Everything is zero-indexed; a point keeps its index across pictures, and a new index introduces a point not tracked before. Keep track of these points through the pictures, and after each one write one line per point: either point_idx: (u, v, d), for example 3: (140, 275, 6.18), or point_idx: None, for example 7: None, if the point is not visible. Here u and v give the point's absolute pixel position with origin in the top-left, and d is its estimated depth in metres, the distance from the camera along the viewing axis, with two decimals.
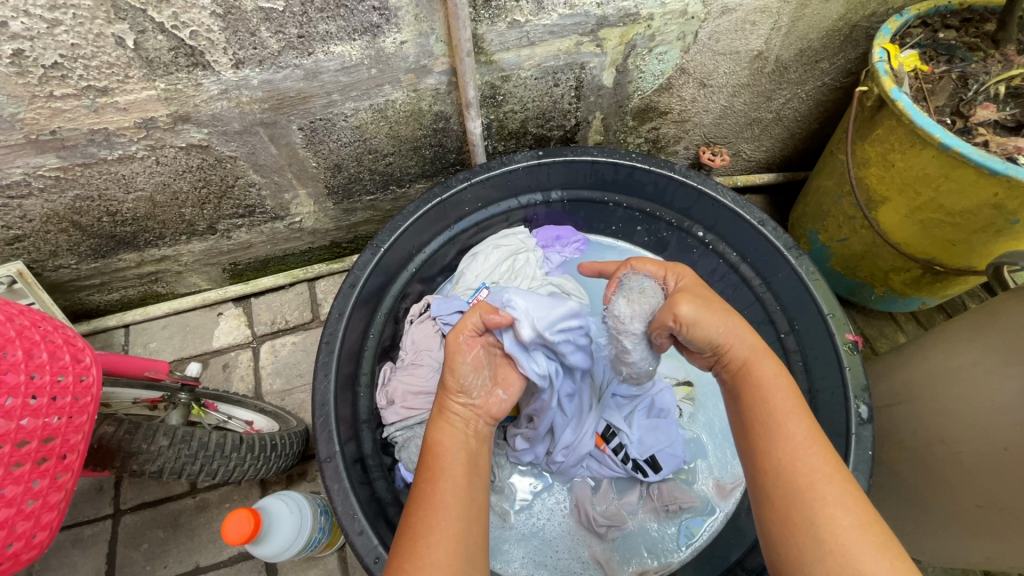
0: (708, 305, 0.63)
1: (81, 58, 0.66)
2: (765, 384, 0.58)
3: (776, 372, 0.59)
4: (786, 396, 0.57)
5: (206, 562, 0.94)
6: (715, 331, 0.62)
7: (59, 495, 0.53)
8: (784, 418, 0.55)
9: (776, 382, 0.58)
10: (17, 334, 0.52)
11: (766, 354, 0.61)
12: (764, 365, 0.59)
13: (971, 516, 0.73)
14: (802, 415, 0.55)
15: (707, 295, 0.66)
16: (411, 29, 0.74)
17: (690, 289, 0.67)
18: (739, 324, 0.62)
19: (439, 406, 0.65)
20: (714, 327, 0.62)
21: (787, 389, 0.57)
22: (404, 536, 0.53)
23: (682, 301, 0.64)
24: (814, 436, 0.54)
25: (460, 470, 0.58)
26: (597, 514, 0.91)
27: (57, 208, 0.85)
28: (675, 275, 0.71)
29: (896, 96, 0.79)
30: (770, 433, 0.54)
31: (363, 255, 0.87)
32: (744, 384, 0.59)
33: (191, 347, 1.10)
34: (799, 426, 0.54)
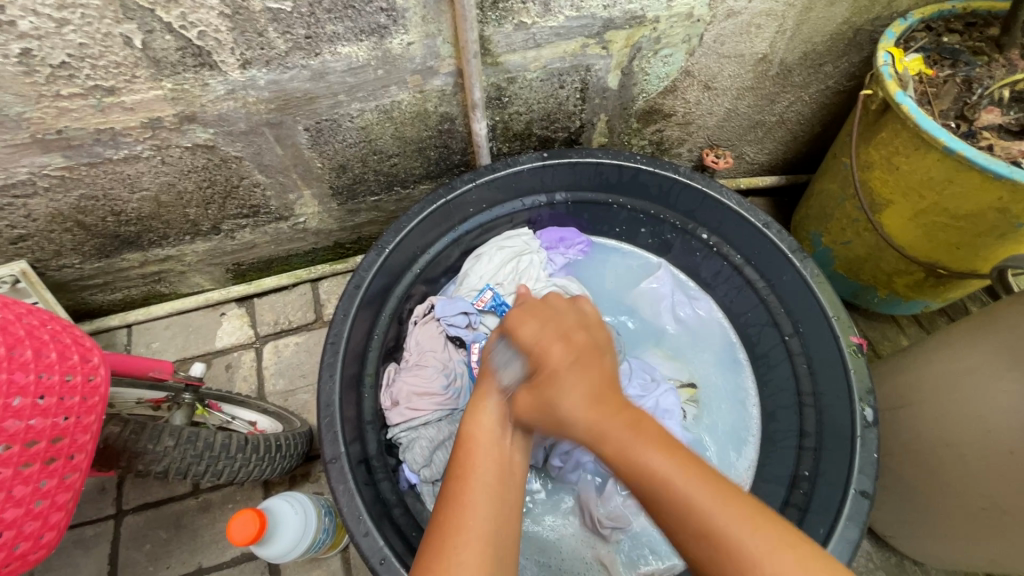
0: (574, 388, 0.58)
1: (90, 58, 0.66)
2: (651, 473, 0.51)
3: (662, 455, 0.52)
4: (683, 474, 0.50)
5: (209, 562, 0.94)
6: (581, 419, 0.56)
7: (68, 495, 0.53)
8: (695, 496, 0.49)
9: (644, 452, 0.52)
10: (27, 333, 0.52)
11: (638, 431, 0.54)
12: (645, 453, 0.52)
13: (977, 521, 0.74)
14: (700, 481, 0.50)
15: (576, 371, 0.59)
16: (417, 31, 0.74)
17: (556, 367, 0.59)
18: (596, 407, 0.56)
19: (480, 393, 0.66)
20: (573, 409, 0.57)
21: (674, 468, 0.51)
22: (432, 536, 0.53)
23: (553, 393, 0.58)
24: (723, 498, 0.49)
25: (495, 472, 0.59)
26: (601, 515, 0.91)
27: (62, 207, 0.85)
28: (557, 339, 0.61)
29: (901, 100, 0.79)
30: (682, 507, 0.49)
31: (367, 256, 0.87)
32: (624, 471, 0.53)
33: (193, 347, 1.09)
34: (707, 496, 0.49)
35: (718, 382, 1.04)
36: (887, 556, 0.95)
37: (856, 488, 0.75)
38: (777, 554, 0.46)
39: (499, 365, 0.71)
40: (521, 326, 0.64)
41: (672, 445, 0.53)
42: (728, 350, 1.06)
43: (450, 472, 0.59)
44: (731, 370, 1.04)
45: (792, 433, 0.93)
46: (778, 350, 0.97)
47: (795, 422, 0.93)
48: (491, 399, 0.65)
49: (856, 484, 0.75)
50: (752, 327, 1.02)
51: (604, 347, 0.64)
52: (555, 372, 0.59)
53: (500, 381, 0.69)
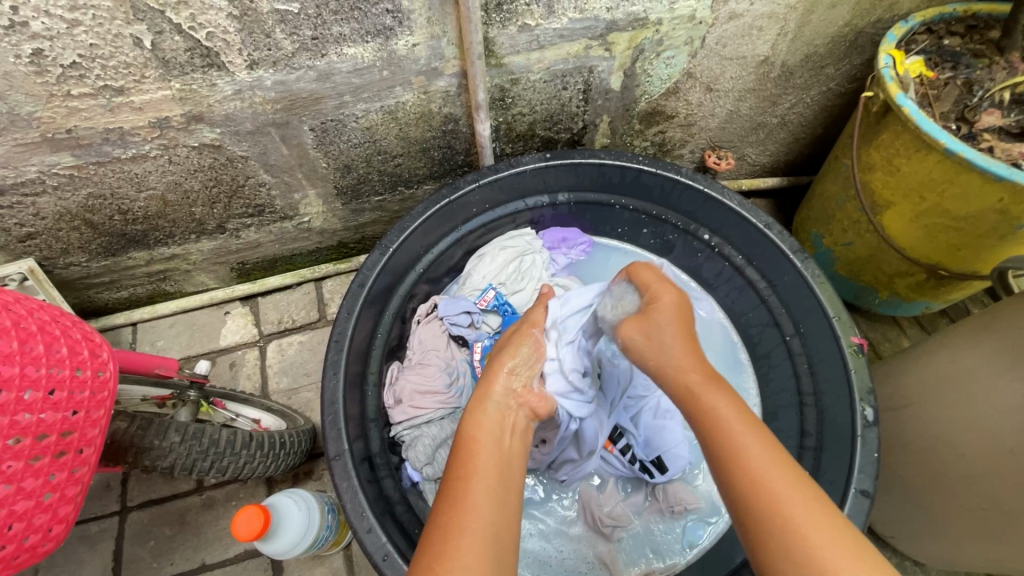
0: (661, 333, 0.70)
1: (99, 58, 0.67)
2: (727, 420, 0.58)
3: (733, 407, 0.60)
4: (745, 427, 0.57)
5: (212, 559, 0.95)
6: (678, 353, 0.68)
7: (76, 489, 0.54)
8: (751, 446, 0.55)
9: (722, 404, 0.60)
10: (39, 328, 0.53)
11: (715, 384, 0.63)
12: (721, 400, 0.61)
13: (978, 520, 0.75)
14: (760, 440, 0.56)
15: (674, 324, 0.71)
16: (423, 32, 0.75)
17: (664, 310, 0.72)
18: (690, 351, 0.68)
19: (478, 404, 0.69)
20: (669, 343, 0.69)
21: (744, 422, 0.58)
22: (432, 533, 0.54)
23: (656, 324, 0.72)
24: (787, 471, 0.53)
25: (493, 473, 0.60)
26: (603, 515, 0.92)
27: (70, 206, 0.86)
28: (668, 287, 0.76)
29: (901, 102, 0.80)
30: (732, 449, 0.56)
31: (371, 255, 0.88)
32: (699, 412, 0.61)
33: (198, 346, 1.10)
34: (763, 454, 0.55)
35: None
36: (888, 556, 0.96)
37: (857, 488, 0.75)
38: (818, 517, 0.50)
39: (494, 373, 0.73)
40: (640, 268, 0.80)
41: (745, 407, 0.60)
42: (729, 350, 1.06)
43: (450, 474, 0.61)
44: (732, 370, 1.05)
45: (793, 433, 0.93)
46: (779, 350, 0.98)
47: (796, 422, 0.94)
48: (488, 408, 0.68)
49: (856, 483, 0.76)
50: (753, 327, 1.03)
51: (693, 307, 0.75)
52: (666, 304, 0.73)
53: (494, 389, 0.71)
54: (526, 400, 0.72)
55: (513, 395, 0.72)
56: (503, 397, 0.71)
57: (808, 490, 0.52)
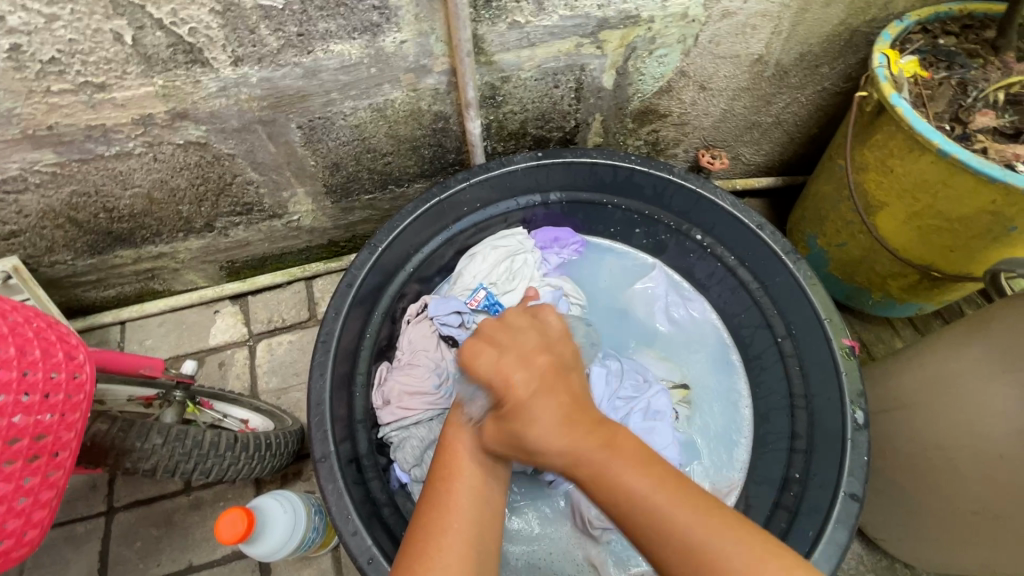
0: (547, 413, 0.55)
1: (80, 54, 0.66)
2: (635, 496, 0.50)
3: (644, 477, 0.51)
4: (661, 494, 0.50)
5: (199, 561, 0.94)
6: (556, 444, 0.54)
7: (51, 493, 0.53)
8: (676, 515, 0.49)
9: (628, 476, 0.51)
10: (11, 331, 0.52)
11: (614, 449, 0.54)
12: (627, 476, 0.51)
13: (967, 525, 0.75)
14: (685, 505, 0.50)
15: (543, 398, 0.56)
16: (411, 29, 0.74)
17: (519, 395, 0.56)
18: (569, 428, 0.54)
19: (459, 404, 0.68)
20: (544, 428, 0.54)
21: (657, 487, 0.51)
22: (415, 539, 0.54)
23: (521, 424, 0.55)
24: (698, 505, 0.50)
25: (477, 471, 0.60)
26: (593, 516, 0.90)
27: (54, 204, 0.85)
28: (534, 357, 0.59)
29: (895, 102, 0.79)
30: (663, 530, 0.49)
31: (360, 254, 0.87)
32: (608, 500, 0.52)
33: (186, 345, 1.09)
34: (688, 516, 0.49)
35: (712, 384, 1.03)
36: (879, 559, 0.95)
37: (846, 491, 0.74)
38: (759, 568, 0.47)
39: None
40: (478, 357, 0.59)
41: (652, 463, 0.53)
42: (721, 351, 1.06)
43: (433, 475, 0.61)
44: (724, 371, 1.04)
45: (784, 435, 0.93)
46: (771, 351, 0.97)
47: (787, 423, 0.93)
48: (469, 408, 0.67)
49: (846, 486, 0.75)
50: (745, 328, 1.02)
51: (570, 358, 0.62)
52: (520, 403, 0.55)
53: None
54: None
55: None
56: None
57: (743, 537, 0.49)
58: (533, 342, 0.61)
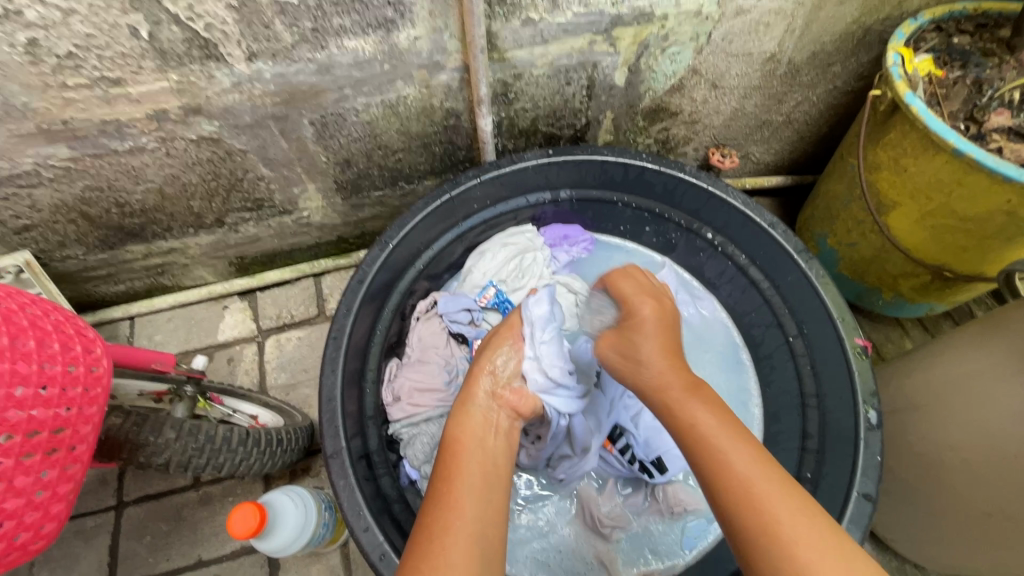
0: (648, 342, 0.71)
1: (95, 48, 0.66)
2: (705, 432, 0.59)
3: (713, 417, 0.60)
4: (728, 436, 0.58)
5: (209, 555, 0.94)
6: (658, 366, 0.69)
7: (68, 486, 0.53)
8: (736, 457, 0.56)
9: (705, 420, 0.60)
10: (30, 323, 0.52)
11: (694, 395, 0.64)
12: (698, 410, 0.62)
13: (978, 525, 0.75)
14: (742, 453, 0.56)
15: (657, 333, 0.73)
16: (425, 25, 0.74)
17: (642, 321, 0.74)
18: (672, 359, 0.69)
19: (462, 406, 0.70)
20: (650, 358, 0.70)
21: (723, 427, 0.59)
22: (419, 534, 0.55)
23: (636, 338, 0.73)
24: (755, 458, 0.56)
25: (476, 474, 0.61)
26: (602, 515, 0.91)
27: (67, 198, 0.85)
28: (647, 297, 0.78)
29: (910, 101, 0.78)
30: (720, 470, 0.55)
31: (371, 251, 0.87)
32: (681, 422, 0.62)
33: (196, 340, 1.09)
34: (742, 457, 0.56)
35: (722, 383, 1.03)
36: (888, 558, 0.95)
37: (859, 491, 0.74)
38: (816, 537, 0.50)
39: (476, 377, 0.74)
40: (619, 280, 0.81)
41: (725, 413, 0.62)
42: (731, 350, 1.06)
43: (435, 476, 0.62)
44: (734, 370, 1.04)
45: (795, 435, 0.93)
46: (781, 351, 0.97)
47: (798, 423, 0.93)
48: (472, 410, 0.69)
49: (859, 486, 0.75)
50: (755, 327, 1.02)
51: (673, 313, 0.78)
52: (638, 322, 0.74)
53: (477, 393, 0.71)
54: (505, 401, 0.72)
55: (496, 398, 0.72)
56: (483, 400, 0.71)
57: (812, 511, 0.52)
58: (650, 303, 0.76)
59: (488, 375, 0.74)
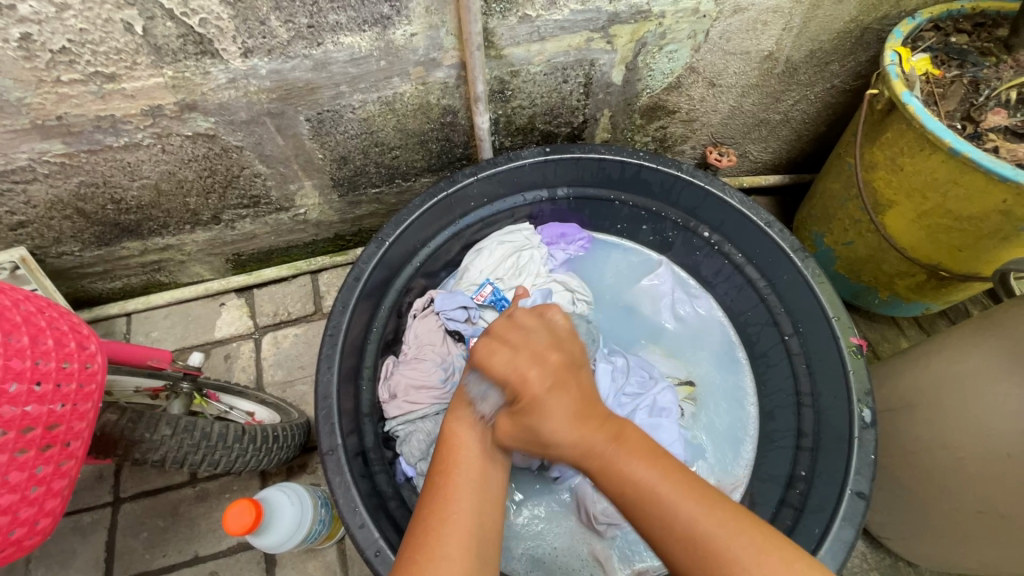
0: (559, 402, 0.59)
1: (90, 43, 0.66)
2: (642, 487, 0.54)
3: (649, 467, 0.55)
4: (667, 486, 0.54)
5: (205, 551, 0.94)
6: (570, 438, 0.58)
7: (63, 482, 0.53)
8: (678, 505, 0.52)
9: (640, 471, 0.55)
10: (24, 320, 0.52)
11: (623, 445, 0.57)
12: (634, 467, 0.55)
13: (971, 523, 0.75)
14: (685, 495, 0.53)
15: (553, 398, 0.59)
16: (421, 22, 0.73)
17: (535, 394, 0.59)
18: (583, 427, 0.58)
19: (466, 394, 0.69)
20: (558, 434, 0.59)
21: (665, 482, 0.54)
22: (417, 526, 0.55)
23: (535, 418, 0.59)
24: (703, 501, 0.53)
25: (475, 466, 0.61)
26: (598, 512, 0.90)
27: (62, 194, 0.85)
28: (533, 365, 0.61)
29: (907, 100, 0.78)
30: (665, 519, 0.52)
31: (367, 248, 0.86)
32: (613, 489, 0.56)
33: (192, 337, 1.09)
34: (688, 505, 0.52)
35: (717, 381, 1.03)
36: (882, 557, 0.95)
37: (853, 490, 0.74)
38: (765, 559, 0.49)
39: None
40: (492, 358, 0.63)
41: (656, 455, 0.57)
42: (727, 348, 1.06)
43: (433, 466, 0.62)
44: (730, 369, 1.04)
45: (790, 433, 0.93)
46: (777, 349, 0.97)
47: (793, 421, 0.93)
48: (474, 399, 0.68)
49: (853, 484, 0.75)
50: (751, 326, 1.02)
51: (578, 355, 0.66)
52: (536, 400, 0.59)
53: (478, 382, 0.71)
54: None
55: None
56: None
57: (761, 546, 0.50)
58: (542, 365, 0.61)
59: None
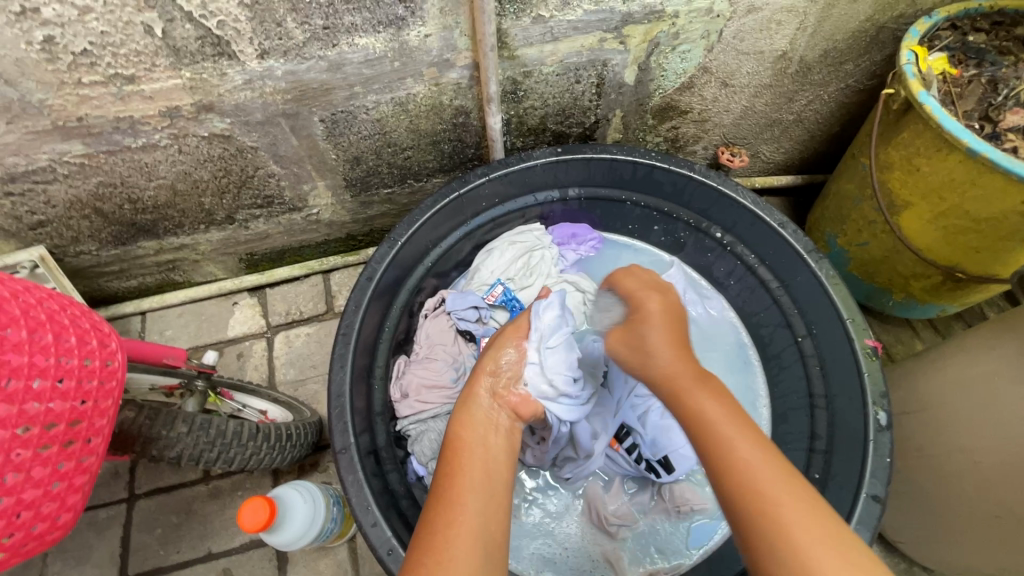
0: (662, 330, 0.70)
1: (110, 46, 0.67)
2: (712, 418, 0.59)
3: (724, 409, 0.59)
4: (734, 425, 0.58)
5: (218, 548, 0.95)
6: (665, 358, 0.67)
7: (84, 478, 0.54)
8: (744, 446, 0.56)
9: (711, 406, 0.60)
10: (48, 317, 0.52)
11: (705, 382, 0.63)
12: (706, 400, 0.61)
13: (988, 528, 0.74)
14: (750, 439, 0.56)
15: (662, 326, 0.71)
16: (435, 23, 0.74)
17: (648, 316, 0.72)
18: (677, 350, 0.67)
19: (465, 405, 0.70)
20: (657, 351, 0.68)
21: (732, 419, 0.59)
22: (424, 534, 0.56)
23: (643, 328, 0.71)
24: (769, 456, 0.56)
25: (478, 469, 0.61)
26: (609, 513, 0.91)
27: (81, 194, 0.86)
28: (654, 292, 0.76)
29: (924, 100, 0.78)
30: (727, 456, 0.55)
31: (380, 248, 0.87)
32: (685, 410, 0.61)
33: (206, 336, 1.10)
34: (754, 449, 0.55)
35: (729, 383, 1.03)
36: (896, 561, 0.94)
37: (868, 493, 0.74)
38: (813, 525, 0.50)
39: (478, 374, 0.73)
40: (624, 278, 0.80)
41: (741, 411, 0.60)
42: (739, 350, 1.05)
43: (439, 473, 0.62)
44: (742, 371, 1.03)
45: (803, 435, 0.92)
46: (790, 351, 0.96)
47: (806, 424, 0.92)
48: (473, 407, 0.69)
49: (867, 488, 0.74)
50: (764, 327, 1.01)
51: (680, 307, 0.76)
52: (648, 315, 0.72)
53: (478, 390, 0.71)
54: (508, 400, 0.72)
55: (497, 396, 0.72)
56: (486, 398, 0.71)
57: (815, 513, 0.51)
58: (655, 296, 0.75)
59: (489, 374, 0.73)
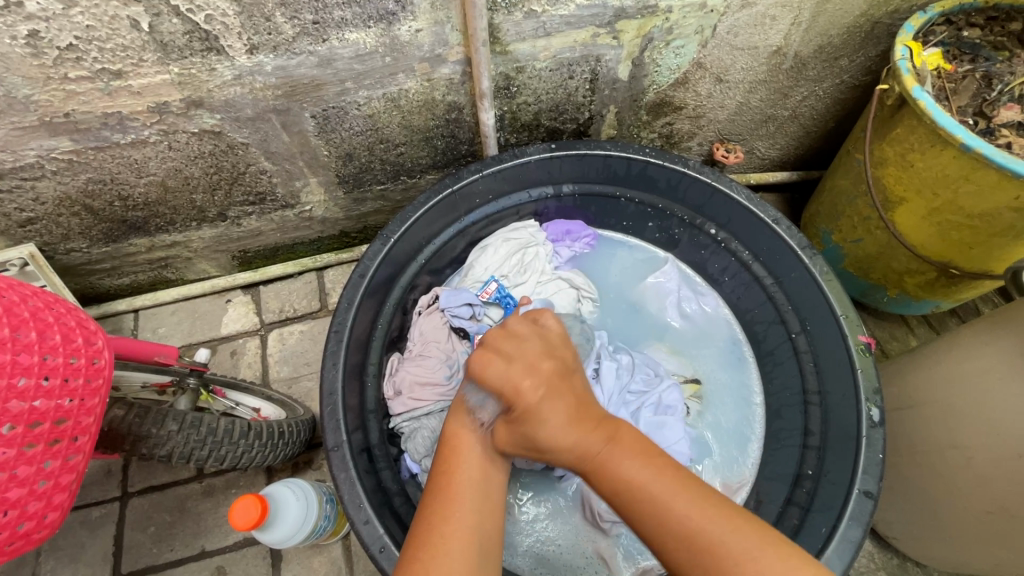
0: (554, 416, 0.60)
1: (97, 41, 0.66)
2: (632, 485, 0.55)
3: (642, 465, 0.56)
4: (659, 480, 0.54)
5: (212, 546, 0.95)
6: (568, 443, 0.59)
7: (71, 476, 0.54)
8: (676, 508, 0.52)
9: (635, 470, 0.55)
10: (33, 315, 0.52)
11: (619, 443, 0.58)
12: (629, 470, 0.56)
13: (982, 523, 0.74)
14: (678, 490, 0.54)
15: (550, 401, 0.61)
16: (426, 18, 0.73)
17: (529, 403, 0.60)
18: (577, 427, 0.59)
19: (463, 399, 0.69)
20: (555, 431, 0.60)
21: (654, 475, 0.55)
22: (420, 527, 0.55)
23: (533, 428, 0.60)
24: (699, 499, 0.53)
25: (476, 466, 0.62)
26: (602, 509, 0.89)
27: (70, 191, 0.86)
28: (532, 368, 0.63)
29: (918, 95, 0.77)
30: (662, 520, 0.52)
31: (372, 245, 0.87)
32: (606, 488, 0.56)
33: (199, 334, 1.10)
34: (686, 506, 0.52)
35: (723, 379, 1.03)
36: (890, 557, 0.94)
37: (861, 488, 0.74)
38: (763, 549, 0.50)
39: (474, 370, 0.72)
40: (488, 368, 0.64)
41: (647, 453, 0.57)
42: (733, 347, 1.05)
43: (435, 469, 0.62)
44: (736, 367, 1.03)
45: (797, 432, 0.92)
46: (784, 348, 0.96)
47: (800, 420, 0.92)
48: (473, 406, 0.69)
49: (860, 484, 0.74)
50: (758, 324, 1.01)
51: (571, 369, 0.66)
52: (531, 409, 0.60)
53: (475, 388, 0.71)
54: None
55: None
56: (484, 397, 0.71)
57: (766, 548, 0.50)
58: (548, 363, 0.64)
59: None
